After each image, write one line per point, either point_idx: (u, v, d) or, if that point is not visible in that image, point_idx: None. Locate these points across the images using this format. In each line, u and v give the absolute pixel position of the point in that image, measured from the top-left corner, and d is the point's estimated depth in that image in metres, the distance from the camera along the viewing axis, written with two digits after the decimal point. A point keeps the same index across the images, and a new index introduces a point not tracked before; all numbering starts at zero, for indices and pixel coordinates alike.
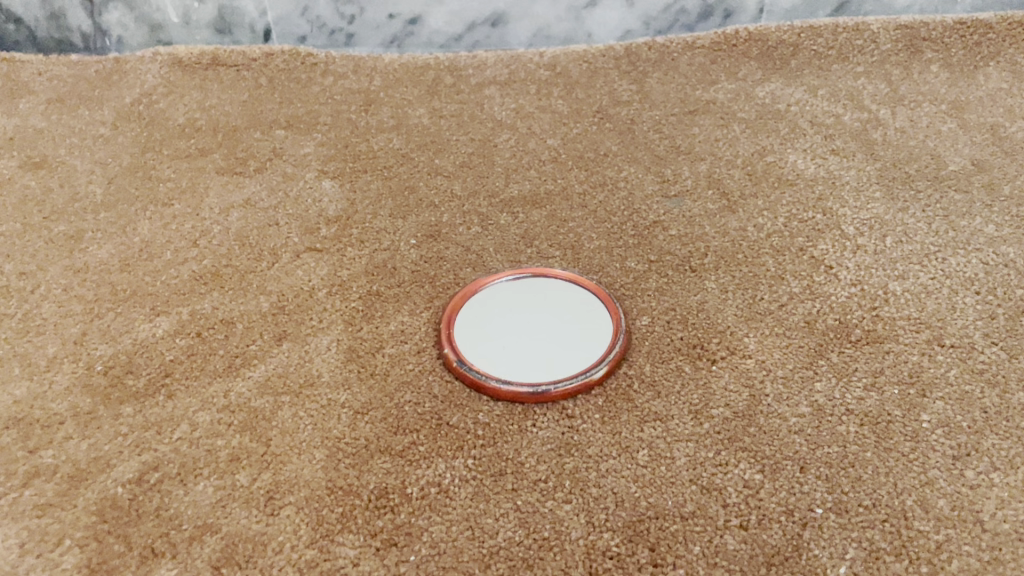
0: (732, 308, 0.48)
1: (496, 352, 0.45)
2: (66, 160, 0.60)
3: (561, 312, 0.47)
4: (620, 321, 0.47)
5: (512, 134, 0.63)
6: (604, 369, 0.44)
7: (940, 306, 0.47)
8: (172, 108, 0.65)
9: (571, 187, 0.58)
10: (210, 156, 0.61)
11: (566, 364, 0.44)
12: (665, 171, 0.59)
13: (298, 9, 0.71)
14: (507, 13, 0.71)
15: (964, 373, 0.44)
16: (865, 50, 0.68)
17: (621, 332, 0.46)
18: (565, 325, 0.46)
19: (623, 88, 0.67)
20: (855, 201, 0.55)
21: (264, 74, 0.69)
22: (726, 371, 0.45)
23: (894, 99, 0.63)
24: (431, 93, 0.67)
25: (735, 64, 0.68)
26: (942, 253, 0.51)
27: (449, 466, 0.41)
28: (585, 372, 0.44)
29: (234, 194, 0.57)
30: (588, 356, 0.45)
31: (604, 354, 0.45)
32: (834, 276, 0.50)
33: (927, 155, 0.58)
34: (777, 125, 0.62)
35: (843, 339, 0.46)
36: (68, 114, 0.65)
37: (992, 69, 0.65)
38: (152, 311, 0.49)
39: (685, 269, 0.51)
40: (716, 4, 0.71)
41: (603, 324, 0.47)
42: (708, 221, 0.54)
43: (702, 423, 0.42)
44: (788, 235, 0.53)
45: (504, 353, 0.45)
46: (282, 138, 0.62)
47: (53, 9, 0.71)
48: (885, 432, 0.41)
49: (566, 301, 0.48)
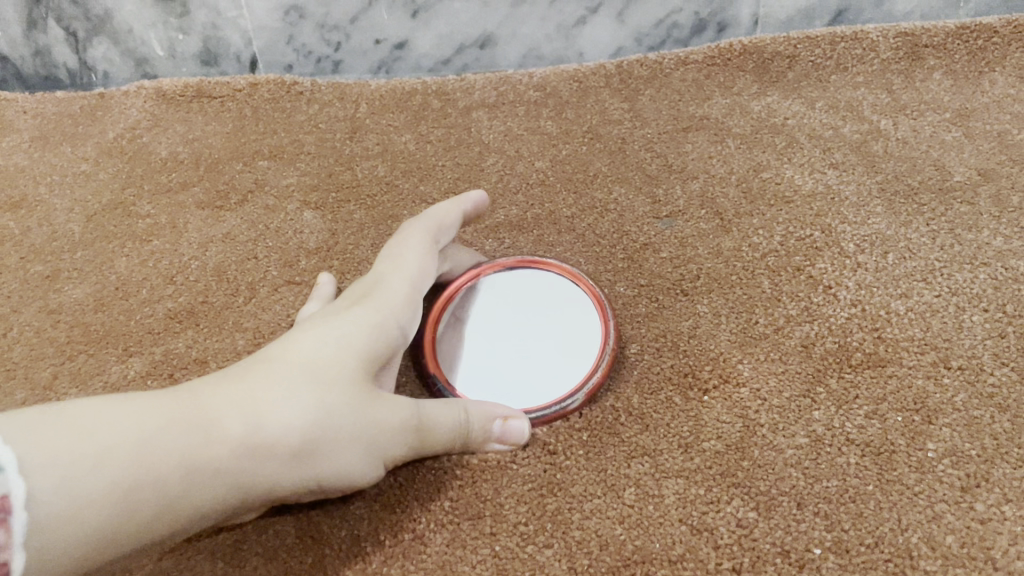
0: (726, 332, 0.46)
1: (470, 363, 0.42)
2: (45, 199, 0.60)
3: (546, 315, 0.43)
4: (609, 329, 0.43)
5: (500, 158, 0.61)
6: (581, 398, 0.42)
7: (946, 325, 0.45)
8: (156, 141, 0.64)
9: (559, 212, 0.56)
10: (191, 190, 0.60)
11: (537, 385, 0.42)
12: (657, 191, 0.57)
13: (283, 38, 0.70)
14: (495, 35, 0.70)
15: (973, 397, 0.41)
16: (865, 59, 0.65)
17: (608, 344, 0.43)
18: (547, 332, 0.43)
19: (614, 107, 0.65)
20: (855, 217, 0.52)
21: (248, 105, 0.67)
22: (718, 401, 0.42)
23: (896, 109, 0.61)
24: (417, 118, 0.66)
25: (730, 78, 0.65)
26: (947, 269, 0.48)
27: (425, 509, 0.39)
28: (552, 399, 0.41)
29: (213, 229, 0.56)
30: (560, 379, 0.42)
31: (585, 378, 0.42)
32: (832, 296, 0.47)
33: (930, 166, 0.55)
34: (773, 140, 0.59)
35: (842, 364, 0.43)
36: (51, 151, 0.64)
37: (998, 74, 0.63)
38: (125, 351, 0.48)
39: (676, 293, 0.49)
40: (709, 17, 0.69)
41: (581, 335, 0.43)
42: (700, 243, 0.52)
43: (692, 457, 0.40)
44: (785, 254, 0.50)
45: (479, 367, 0.42)
46: (265, 169, 0.61)
47: (38, 47, 0.71)
48: (889, 463, 0.39)
49: (554, 304, 0.44)
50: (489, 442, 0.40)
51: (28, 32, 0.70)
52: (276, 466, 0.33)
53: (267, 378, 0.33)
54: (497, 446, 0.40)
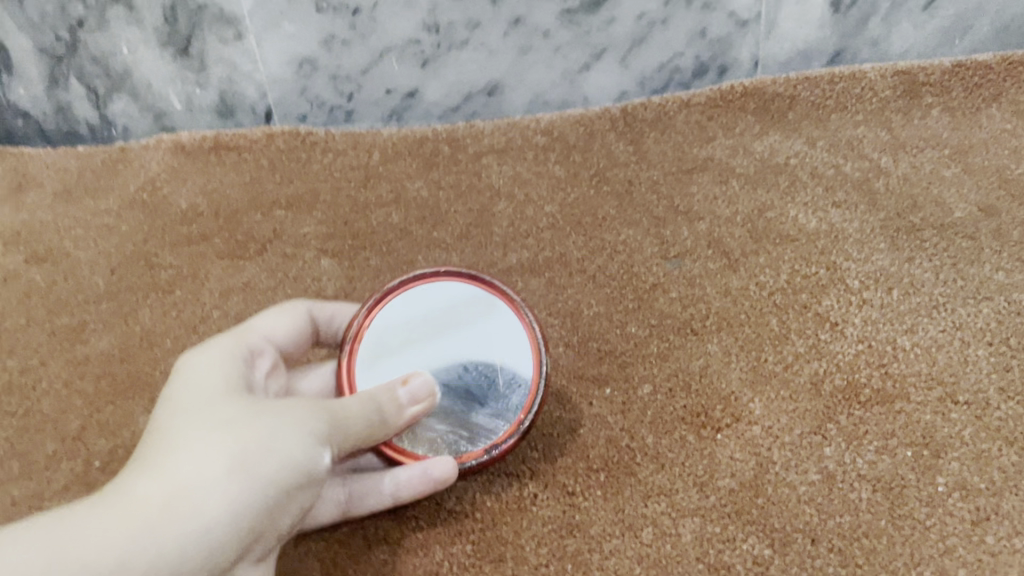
0: (737, 371, 0.47)
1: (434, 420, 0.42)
2: (70, 253, 0.61)
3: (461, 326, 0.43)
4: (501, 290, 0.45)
5: (510, 202, 0.63)
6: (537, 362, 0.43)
7: (952, 360, 0.46)
8: (176, 193, 0.66)
9: (569, 254, 0.57)
10: (211, 241, 0.61)
11: (482, 417, 0.42)
12: (664, 232, 0.58)
13: (297, 90, 0.72)
14: (502, 82, 0.72)
15: (981, 431, 0.42)
16: (863, 98, 0.66)
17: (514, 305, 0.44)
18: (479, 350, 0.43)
19: (620, 150, 0.67)
20: (858, 254, 0.54)
21: (264, 155, 0.69)
22: (731, 440, 0.43)
23: (895, 146, 0.62)
24: (429, 165, 0.68)
25: (733, 119, 0.67)
26: (951, 303, 0.49)
27: (446, 552, 0.40)
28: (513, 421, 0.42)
29: (234, 278, 0.58)
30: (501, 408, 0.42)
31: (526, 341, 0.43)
32: (840, 333, 0.48)
33: (931, 202, 0.57)
34: (777, 179, 0.61)
35: (851, 401, 0.44)
36: (74, 205, 0.66)
37: (994, 110, 0.64)
38: (151, 401, 0.49)
39: (686, 333, 0.50)
40: (710, 61, 0.71)
41: (513, 354, 0.43)
42: (709, 282, 0.53)
43: (708, 495, 0.41)
44: (792, 292, 0.51)
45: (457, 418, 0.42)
46: (283, 218, 0.63)
47: (59, 103, 0.73)
48: (899, 497, 0.40)
49: (475, 320, 0.44)
50: (402, 410, 0.39)
51: (50, 89, 0.73)
52: (222, 491, 0.33)
53: (173, 444, 0.34)
54: (413, 411, 0.40)
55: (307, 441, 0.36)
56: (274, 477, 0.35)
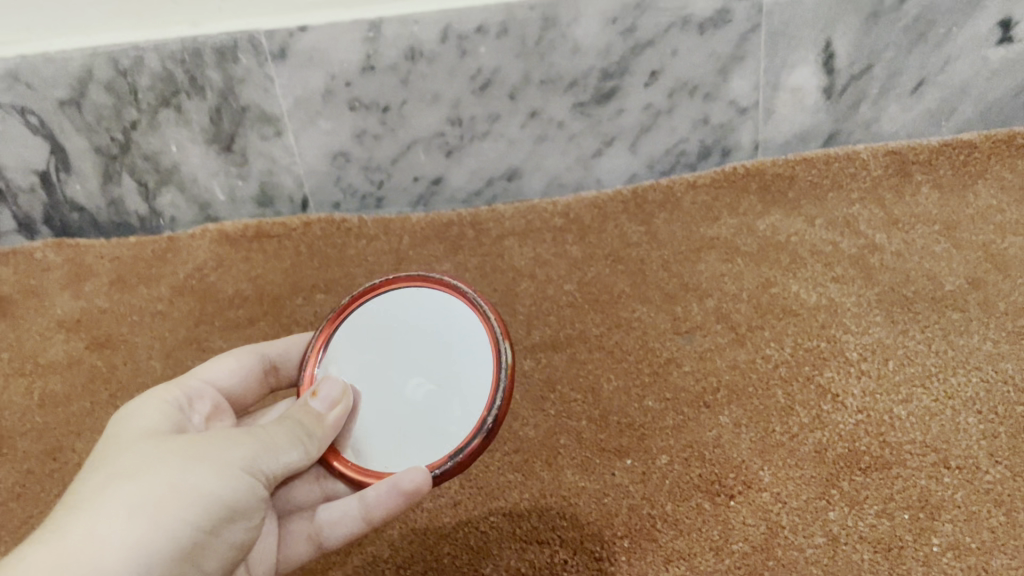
0: (747, 441, 0.51)
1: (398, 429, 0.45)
2: (128, 338, 0.67)
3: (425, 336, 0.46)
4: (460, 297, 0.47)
5: (532, 282, 0.68)
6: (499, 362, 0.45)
7: (945, 427, 0.50)
8: (222, 280, 0.72)
9: (588, 330, 0.62)
10: (257, 324, 0.67)
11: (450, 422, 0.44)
12: (676, 309, 0.63)
13: (331, 180, 0.79)
14: (521, 168, 0.78)
15: (971, 494, 0.46)
16: (857, 176, 0.71)
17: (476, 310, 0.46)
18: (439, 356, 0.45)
19: (632, 230, 0.72)
20: (856, 327, 0.58)
21: (303, 242, 0.74)
22: (743, 506, 0.47)
23: (889, 223, 0.67)
24: (455, 248, 0.73)
25: (736, 199, 0.72)
26: (943, 373, 0.54)
27: None
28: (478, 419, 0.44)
29: (280, 359, 0.63)
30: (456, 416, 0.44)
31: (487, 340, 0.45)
32: (841, 403, 0.52)
33: (923, 276, 0.61)
34: (779, 256, 0.66)
35: (853, 467, 0.48)
36: (129, 293, 0.72)
37: (981, 185, 0.69)
38: None
39: (700, 405, 0.54)
40: (713, 144, 0.76)
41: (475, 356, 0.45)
42: (719, 356, 0.58)
43: (723, 559, 0.45)
44: (796, 365, 0.56)
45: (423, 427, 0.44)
46: (322, 301, 0.68)
47: (113, 198, 0.80)
48: (898, 558, 0.43)
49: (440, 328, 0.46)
50: (323, 415, 0.44)
51: (104, 185, 0.79)
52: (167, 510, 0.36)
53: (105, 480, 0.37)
54: (334, 414, 0.45)
55: (217, 474, 0.38)
56: (190, 511, 0.37)
